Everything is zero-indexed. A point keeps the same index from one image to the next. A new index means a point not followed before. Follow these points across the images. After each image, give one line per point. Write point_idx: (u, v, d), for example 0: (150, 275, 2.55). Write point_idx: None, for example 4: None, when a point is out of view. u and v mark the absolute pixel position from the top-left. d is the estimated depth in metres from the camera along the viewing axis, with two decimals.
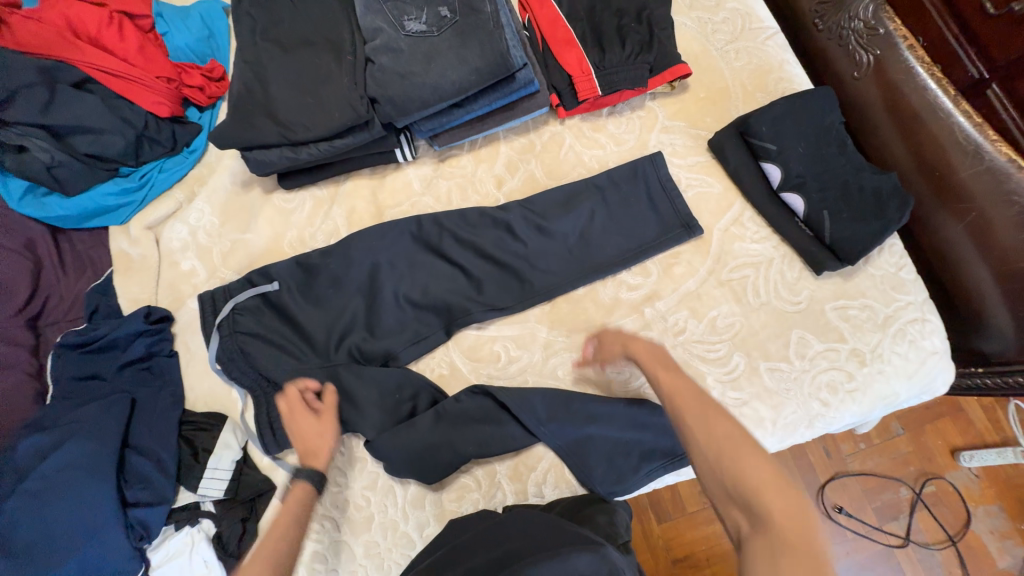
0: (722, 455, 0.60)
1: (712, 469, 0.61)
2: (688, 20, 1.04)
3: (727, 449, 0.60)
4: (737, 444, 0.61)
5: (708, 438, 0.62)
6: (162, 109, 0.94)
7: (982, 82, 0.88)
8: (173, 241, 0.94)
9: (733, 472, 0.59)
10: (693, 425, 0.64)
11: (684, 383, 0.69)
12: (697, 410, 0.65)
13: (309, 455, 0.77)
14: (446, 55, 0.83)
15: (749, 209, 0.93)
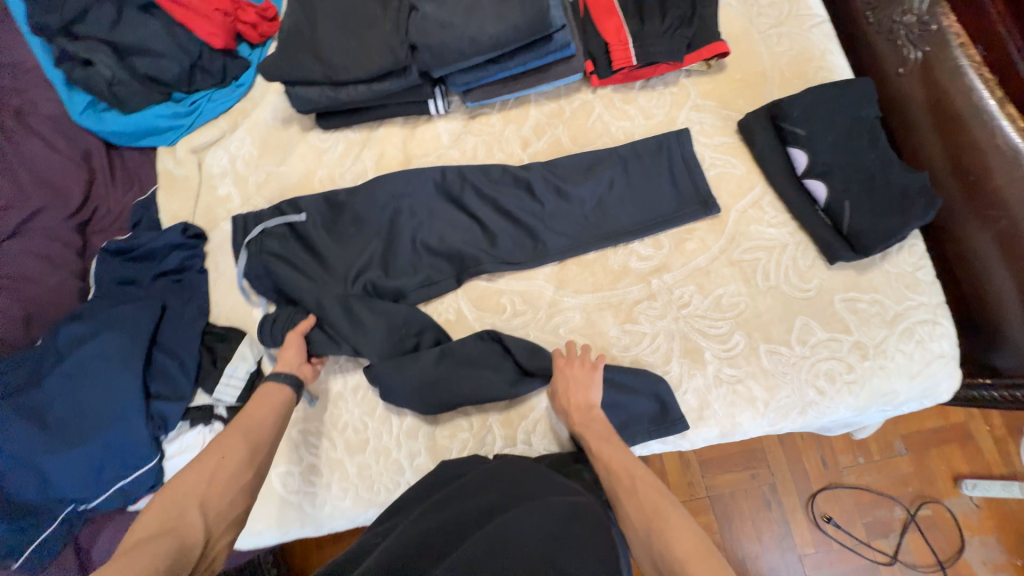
0: (652, 532, 0.62)
1: (645, 543, 0.61)
2: (734, 1, 1.03)
3: (653, 523, 0.62)
4: (657, 515, 0.63)
5: (637, 513, 0.64)
6: (216, 40, 0.99)
7: None
8: (214, 166, 1.01)
9: (660, 545, 0.60)
10: (626, 504, 0.66)
11: (617, 456, 0.72)
12: (625, 479, 0.68)
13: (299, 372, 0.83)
14: (487, 8, 0.85)
15: (770, 194, 0.93)
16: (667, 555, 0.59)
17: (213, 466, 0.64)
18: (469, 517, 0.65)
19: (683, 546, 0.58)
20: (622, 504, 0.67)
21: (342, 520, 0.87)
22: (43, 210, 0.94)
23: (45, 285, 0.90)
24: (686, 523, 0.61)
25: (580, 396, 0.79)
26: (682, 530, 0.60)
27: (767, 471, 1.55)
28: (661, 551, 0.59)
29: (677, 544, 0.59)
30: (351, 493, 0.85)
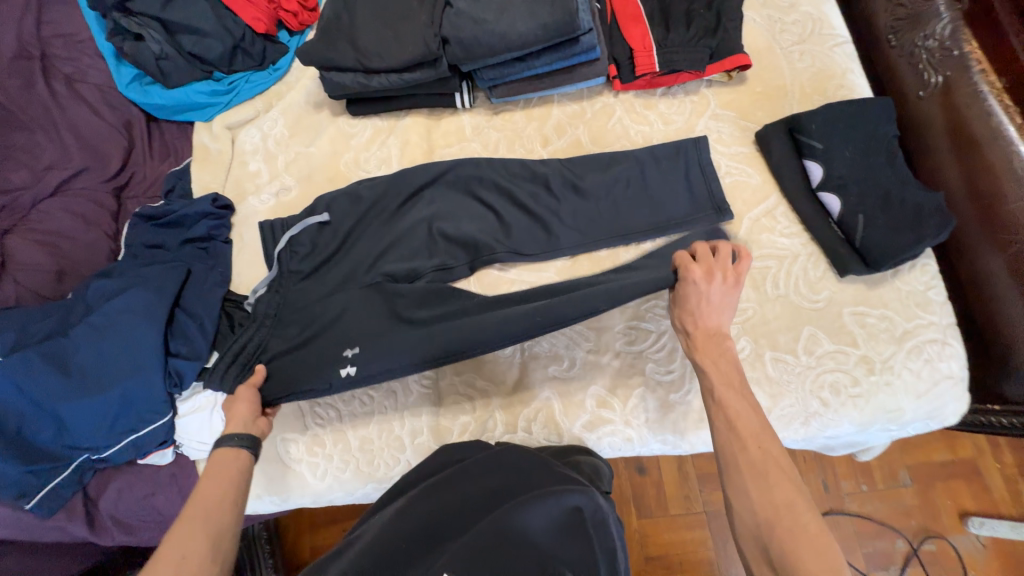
0: (767, 520, 0.61)
1: (754, 527, 0.61)
2: (758, 17, 1.06)
3: (772, 513, 0.61)
4: (778, 511, 0.60)
5: (757, 497, 0.62)
6: (260, 25, 1.04)
7: None
8: (247, 143, 1.05)
9: (773, 535, 0.60)
10: (746, 485, 0.63)
11: (748, 431, 0.67)
12: (751, 458, 0.65)
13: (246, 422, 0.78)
14: (518, 7, 0.89)
15: (783, 205, 0.94)
16: (783, 544, 0.58)
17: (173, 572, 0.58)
18: (470, 503, 0.67)
19: (799, 546, 0.57)
20: (738, 479, 0.64)
21: (340, 492, 0.89)
22: (83, 173, 0.99)
23: (79, 243, 0.94)
24: (804, 519, 0.59)
25: (710, 317, 0.75)
26: (801, 528, 0.59)
27: None
28: (776, 543, 0.59)
29: (791, 543, 0.58)
30: (350, 466, 0.87)
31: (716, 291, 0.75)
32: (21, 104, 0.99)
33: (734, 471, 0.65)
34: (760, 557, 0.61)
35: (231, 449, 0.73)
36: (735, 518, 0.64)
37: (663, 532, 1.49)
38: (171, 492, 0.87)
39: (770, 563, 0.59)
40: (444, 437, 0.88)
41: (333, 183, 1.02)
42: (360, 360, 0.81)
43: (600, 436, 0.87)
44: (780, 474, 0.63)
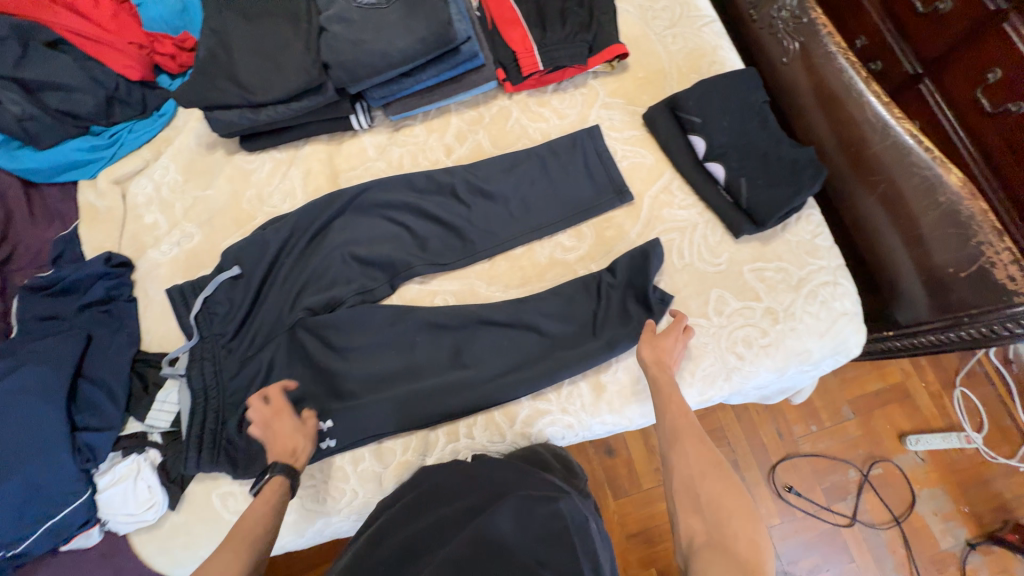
0: (700, 477, 0.68)
1: (688, 483, 0.69)
2: (632, 7, 1.11)
3: (703, 472, 0.69)
4: (709, 472, 0.69)
5: (695, 459, 0.70)
6: (132, 72, 1.00)
7: (916, 75, 1.11)
8: (139, 195, 1.00)
9: (701, 490, 0.67)
10: (686, 448, 0.72)
11: (680, 411, 0.76)
12: (684, 430, 0.74)
13: (286, 454, 0.78)
14: (394, 25, 0.89)
15: (678, 179, 0.99)
16: (712, 502, 0.66)
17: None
18: (446, 524, 0.69)
19: (726, 495, 0.66)
20: (676, 448, 0.73)
21: (291, 535, 0.86)
22: None
23: None
24: (728, 477, 0.68)
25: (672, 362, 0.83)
26: (725, 483, 0.67)
27: (729, 450, 1.60)
28: (704, 495, 0.67)
29: (716, 495, 0.66)
30: (295, 506, 0.85)
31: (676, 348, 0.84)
32: None
33: (671, 442, 0.73)
34: (691, 510, 0.66)
35: (276, 476, 0.75)
36: (672, 482, 0.70)
37: (639, 508, 1.54)
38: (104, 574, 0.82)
39: (699, 513, 0.65)
40: (388, 459, 0.86)
41: (238, 223, 0.99)
42: (338, 432, 0.85)
43: (541, 428, 0.90)
44: (708, 443, 0.72)
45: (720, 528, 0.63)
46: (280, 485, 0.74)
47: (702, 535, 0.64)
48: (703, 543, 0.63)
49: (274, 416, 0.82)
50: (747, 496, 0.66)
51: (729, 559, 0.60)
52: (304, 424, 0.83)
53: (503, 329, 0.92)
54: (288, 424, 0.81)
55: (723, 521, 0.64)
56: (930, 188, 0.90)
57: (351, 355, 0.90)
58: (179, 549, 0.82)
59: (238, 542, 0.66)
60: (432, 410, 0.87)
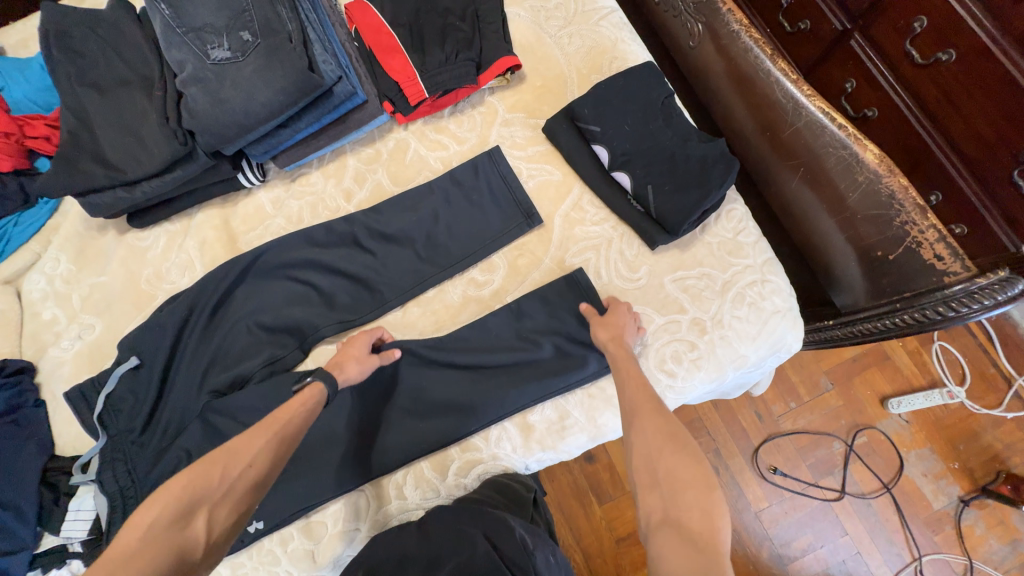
0: (659, 452, 0.63)
1: (646, 459, 0.63)
2: (523, 10, 1.04)
3: (660, 445, 0.63)
4: (667, 446, 0.63)
5: (651, 435, 0.65)
6: (3, 164, 0.94)
7: (845, 31, 1.01)
8: (33, 292, 0.96)
9: (660, 466, 0.62)
10: (643, 423, 0.66)
11: (635, 390, 0.71)
12: (640, 405, 0.69)
13: (336, 368, 0.78)
14: (250, 78, 0.83)
15: (588, 193, 0.93)
16: (670, 478, 0.60)
17: (221, 475, 0.59)
18: None
19: (685, 470, 0.60)
20: (632, 424, 0.67)
21: None
22: None
23: None
24: (686, 449, 0.62)
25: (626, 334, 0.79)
26: (681, 456, 0.62)
27: (709, 439, 1.50)
28: (661, 472, 0.61)
29: (673, 469, 0.61)
30: None
31: (629, 322, 0.81)
32: None
33: (628, 418, 0.68)
34: (649, 488, 0.61)
35: (317, 381, 0.73)
36: (629, 461, 0.65)
37: (626, 509, 1.43)
38: None
39: (657, 491, 0.60)
40: (317, 534, 0.83)
41: (138, 306, 0.95)
42: (268, 510, 0.82)
43: (476, 478, 0.85)
44: (665, 415, 0.67)
45: (676, 505, 0.58)
46: (318, 391, 0.72)
47: (659, 512, 0.59)
48: (660, 522, 0.58)
49: (354, 337, 0.83)
50: (706, 466, 0.61)
51: (686, 539, 0.55)
52: (369, 355, 0.81)
53: (425, 377, 0.88)
54: (358, 347, 0.81)
55: (681, 499, 0.58)
56: (849, 167, 0.84)
57: None
58: None
59: (269, 429, 0.65)
60: (356, 476, 0.84)
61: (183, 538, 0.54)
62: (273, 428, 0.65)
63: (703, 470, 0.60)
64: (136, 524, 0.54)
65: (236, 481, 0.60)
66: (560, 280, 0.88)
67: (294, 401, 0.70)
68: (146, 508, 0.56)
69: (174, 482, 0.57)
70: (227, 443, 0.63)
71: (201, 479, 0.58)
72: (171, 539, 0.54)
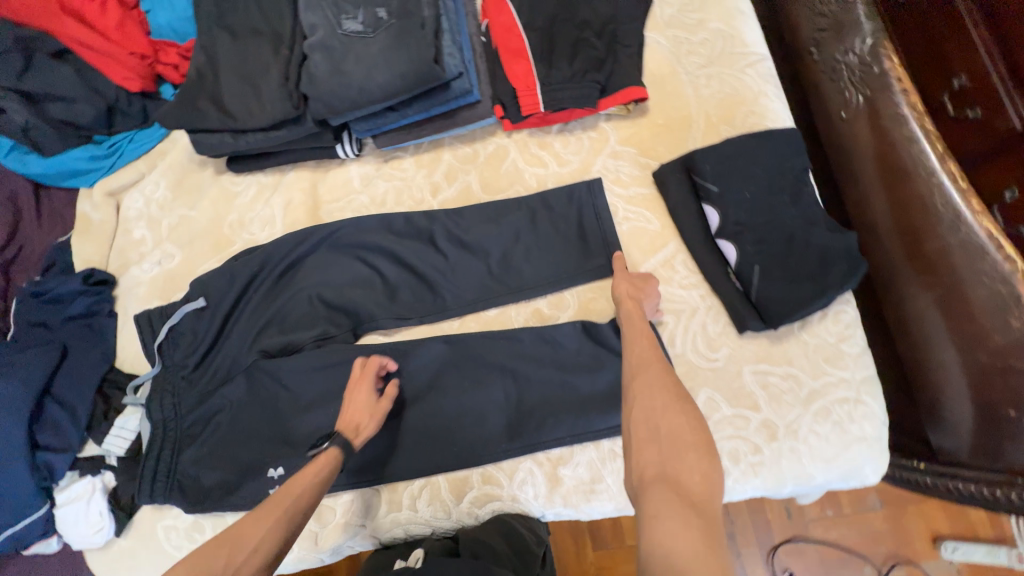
0: (660, 410, 0.59)
1: (648, 414, 0.59)
2: (663, 38, 0.96)
3: (664, 402, 0.60)
4: (671, 404, 0.59)
5: (656, 392, 0.61)
6: (132, 84, 0.99)
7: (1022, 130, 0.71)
8: (130, 209, 1.02)
9: (661, 422, 0.58)
10: (648, 381, 0.63)
11: (645, 351, 0.68)
12: (647, 364, 0.66)
13: (348, 429, 0.75)
14: (375, 57, 0.81)
15: (684, 252, 0.85)
16: (671, 436, 0.57)
17: (224, 564, 0.57)
18: None
19: (688, 430, 0.57)
20: (636, 380, 0.64)
21: None
22: None
23: None
24: (690, 409, 0.59)
25: (642, 300, 0.77)
26: (686, 415, 0.58)
27: None
28: (664, 428, 0.57)
29: (676, 429, 0.57)
30: None
31: (650, 287, 0.78)
32: None
33: (632, 375, 0.65)
34: (647, 443, 0.57)
35: (331, 448, 0.72)
36: (627, 413, 0.62)
37: None
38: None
39: (655, 446, 0.57)
40: (325, 518, 0.84)
41: (216, 248, 0.97)
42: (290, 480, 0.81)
43: (489, 512, 0.82)
44: (670, 374, 0.64)
45: (674, 464, 0.54)
46: (332, 459, 0.71)
47: (654, 468, 0.55)
48: (655, 477, 0.54)
49: (356, 384, 0.79)
50: (708, 428, 0.58)
51: (683, 499, 0.51)
52: (378, 403, 0.78)
53: (464, 397, 0.84)
54: (364, 398, 0.77)
55: (680, 459, 0.55)
56: (1003, 306, 0.71)
57: (298, 415, 0.85)
58: (123, 572, 0.84)
59: (277, 509, 0.64)
60: (375, 473, 0.83)
61: None
62: (279, 508, 0.64)
63: (704, 436, 0.57)
64: None
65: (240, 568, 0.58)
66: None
67: (308, 471, 0.70)
68: None
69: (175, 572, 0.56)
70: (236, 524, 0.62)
71: (203, 567, 0.57)
72: None
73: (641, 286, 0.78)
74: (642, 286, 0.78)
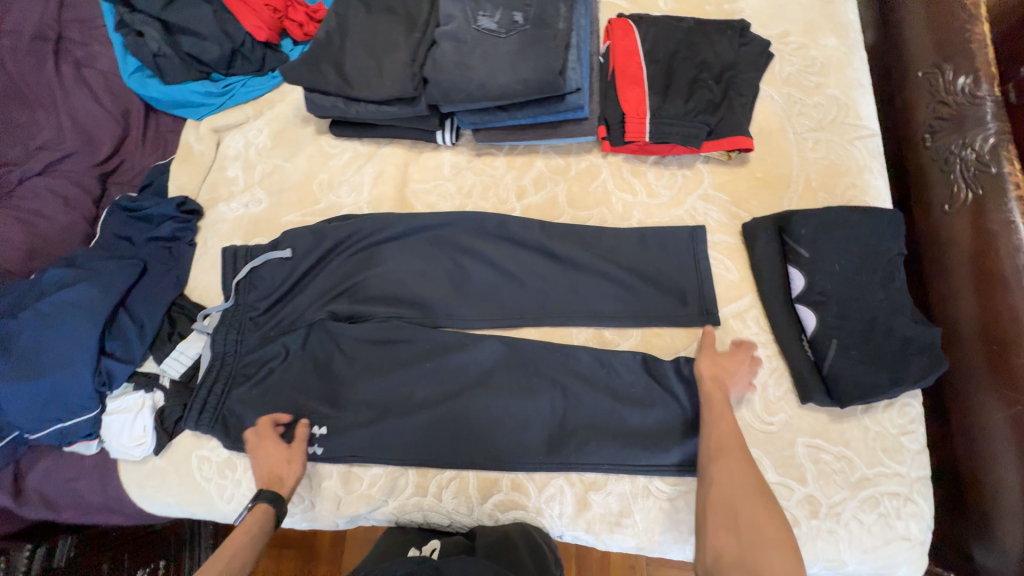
0: (743, 502, 0.65)
1: (729, 504, 0.65)
2: (777, 93, 0.96)
3: (746, 495, 0.65)
4: (753, 498, 0.65)
5: (737, 483, 0.66)
6: (260, 33, 1.05)
7: None
8: (230, 148, 1.06)
9: (742, 512, 0.64)
10: (731, 470, 0.67)
11: (726, 432, 0.70)
12: (728, 449, 0.69)
13: (273, 482, 0.78)
14: (502, 58, 0.83)
15: (757, 308, 0.85)
16: (754, 530, 0.63)
17: None
18: None
19: (766, 518, 0.63)
20: (718, 463, 0.69)
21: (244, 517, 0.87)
22: (73, 155, 1.04)
23: (55, 223, 0.99)
24: (772, 505, 0.65)
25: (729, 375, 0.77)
26: (766, 511, 0.64)
27: None
28: (743, 517, 0.64)
29: (758, 523, 0.63)
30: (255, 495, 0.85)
31: (744, 365, 0.78)
32: (29, 82, 1.04)
33: (714, 458, 0.69)
34: (726, 529, 0.64)
35: (261, 504, 0.75)
36: (707, 495, 0.68)
37: None
38: (93, 479, 0.92)
39: (735, 536, 0.63)
40: (351, 486, 0.85)
41: (302, 203, 1.01)
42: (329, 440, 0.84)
43: (510, 519, 0.82)
44: (752, 464, 0.68)
45: (753, 558, 0.60)
46: (266, 513, 0.75)
47: (733, 556, 0.61)
48: (733, 563, 0.61)
49: (262, 438, 0.81)
50: (791, 527, 0.64)
51: None
52: (290, 449, 0.81)
53: (512, 402, 0.85)
54: (271, 449, 0.80)
55: (762, 555, 0.60)
56: None
57: (351, 381, 0.87)
58: (150, 489, 0.88)
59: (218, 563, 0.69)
60: (407, 455, 0.84)
61: None
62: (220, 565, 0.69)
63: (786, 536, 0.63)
64: None
65: None
66: (688, 382, 0.81)
67: (242, 533, 0.73)
68: None
69: None
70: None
71: None
72: None
73: (736, 361, 0.79)
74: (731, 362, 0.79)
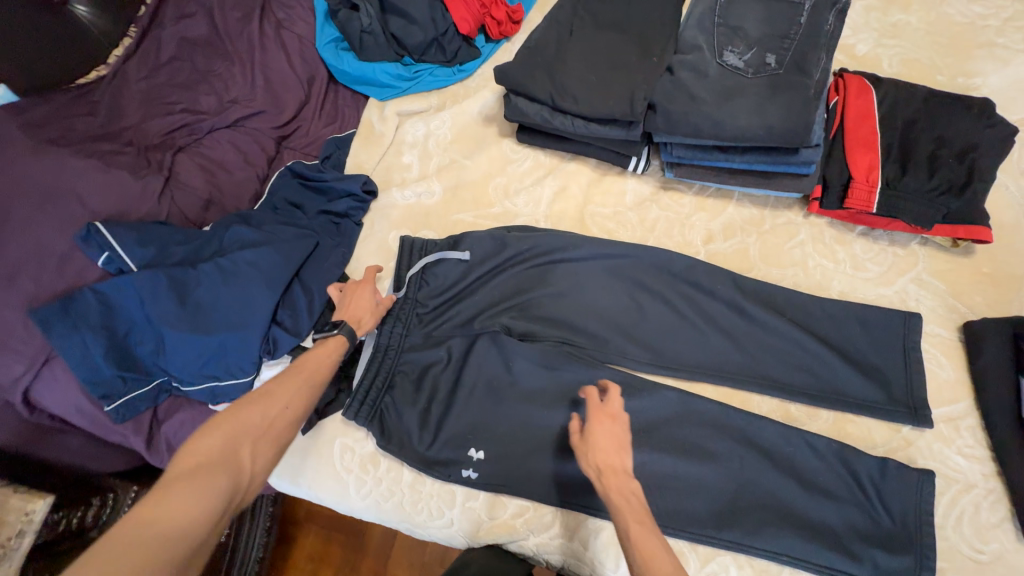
0: None
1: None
2: (1014, 185, 0.89)
3: None
4: None
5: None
6: (464, 25, 1.05)
7: None
8: (409, 134, 1.04)
9: None
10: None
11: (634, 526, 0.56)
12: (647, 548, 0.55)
13: (353, 322, 0.78)
14: (748, 98, 0.79)
15: (973, 418, 0.77)
16: None
17: (262, 417, 0.59)
18: None
19: None
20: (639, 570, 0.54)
21: (374, 516, 0.84)
22: (260, 114, 1.04)
23: (233, 178, 1.00)
24: None
25: (618, 458, 0.63)
26: None
27: None
28: None
29: None
30: (392, 500, 0.81)
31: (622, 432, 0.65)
32: (233, 36, 1.06)
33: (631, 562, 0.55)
34: None
35: (340, 334, 0.74)
36: None
37: None
38: None
39: None
40: (495, 513, 0.80)
41: (476, 204, 0.98)
42: (483, 466, 0.80)
43: None
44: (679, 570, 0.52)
45: None
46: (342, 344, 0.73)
47: None
48: None
49: (358, 286, 0.83)
50: None
51: None
52: (379, 304, 0.82)
53: (682, 463, 0.78)
54: (367, 296, 0.81)
55: None
56: None
57: (513, 404, 0.82)
58: (286, 470, 0.84)
59: (306, 373, 0.67)
60: (562, 495, 0.78)
61: (232, 464, 0.54)
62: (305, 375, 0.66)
63: None
64: (191, 449, 0.54)
65: (274, 424, 0.59)
66: (891, 485, 0.73)
67: (322, 353, 0.71)
68: (201, 436, 0.55)
69: (230, 417, 0.57)
70: (238, 401, 0.60)
71: (246, 417, 0.58)
72: (223, 465, 0.53)
73: (619, 439, 0.64)
74: (612, 437, 0.65)
